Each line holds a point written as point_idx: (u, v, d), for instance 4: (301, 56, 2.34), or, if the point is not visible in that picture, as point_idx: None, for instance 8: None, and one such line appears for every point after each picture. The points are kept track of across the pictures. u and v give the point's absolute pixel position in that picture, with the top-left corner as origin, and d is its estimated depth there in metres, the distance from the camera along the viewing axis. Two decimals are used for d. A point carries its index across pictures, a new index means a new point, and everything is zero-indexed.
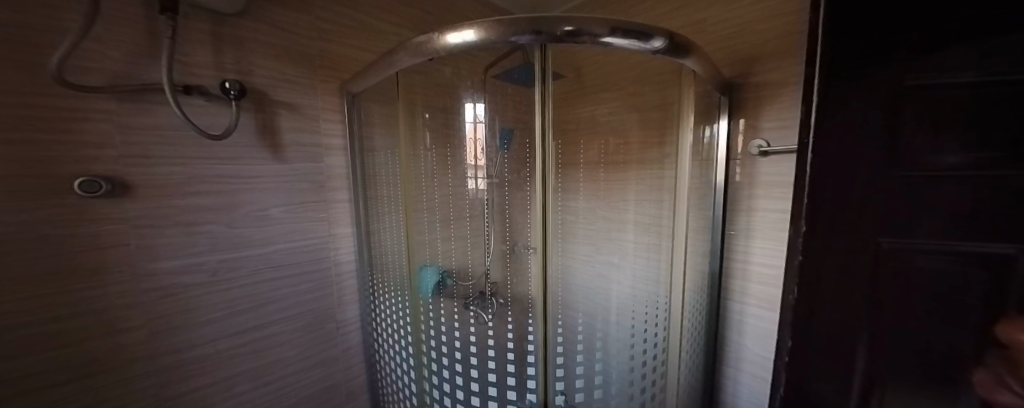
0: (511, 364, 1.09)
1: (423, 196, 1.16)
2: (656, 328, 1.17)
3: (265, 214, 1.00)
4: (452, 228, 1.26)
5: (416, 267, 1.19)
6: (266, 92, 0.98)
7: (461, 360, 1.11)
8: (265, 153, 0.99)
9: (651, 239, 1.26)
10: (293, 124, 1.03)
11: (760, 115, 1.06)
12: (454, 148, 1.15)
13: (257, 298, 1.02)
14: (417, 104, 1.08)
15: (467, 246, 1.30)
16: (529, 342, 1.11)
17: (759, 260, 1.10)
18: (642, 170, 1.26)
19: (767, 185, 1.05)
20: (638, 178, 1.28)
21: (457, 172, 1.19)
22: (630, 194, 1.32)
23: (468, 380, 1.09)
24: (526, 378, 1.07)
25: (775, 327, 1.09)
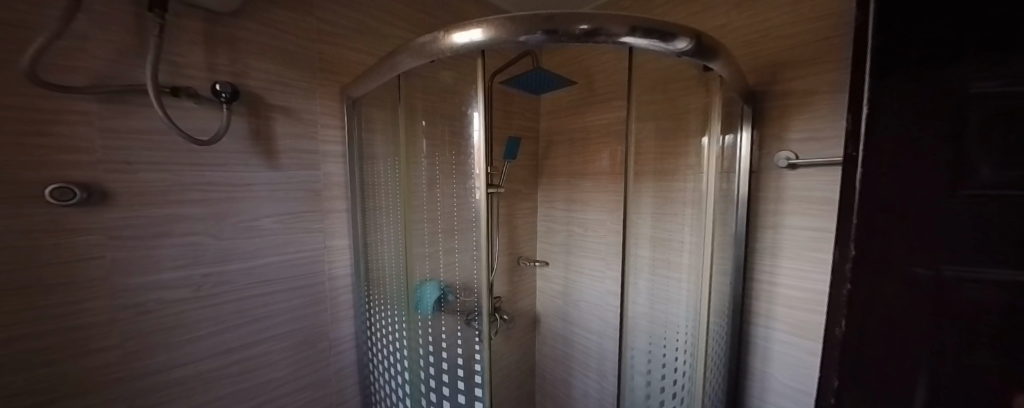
0: (461, 381, 0.98)
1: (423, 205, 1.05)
2: (683, 354, 1.08)
3: (255, 225, 0.94)
4: (451, 239, 1.05)
5: (416, 282, 1.09)
6: (262, 96, 0.92)
7: (436, 375, 1.02)
8: (257, 160, 0.93)
9: (680, 259, 1.13)
10: (290, 130, 0.98)
11: (787, 124, 0.98)
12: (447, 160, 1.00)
13: (244, 315, 0.95)
14: (416, 109, 0.99)
15: (455, 254, 1.06)
16: (477, 361, 0.97)
17: (788, 282, 1.01)
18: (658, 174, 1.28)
19: (795, 201, 0.97)
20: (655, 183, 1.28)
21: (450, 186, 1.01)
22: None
23: (440, 397, 1.00)
24: (475, 400, 0.95)
25: (812, 357, 0.99)
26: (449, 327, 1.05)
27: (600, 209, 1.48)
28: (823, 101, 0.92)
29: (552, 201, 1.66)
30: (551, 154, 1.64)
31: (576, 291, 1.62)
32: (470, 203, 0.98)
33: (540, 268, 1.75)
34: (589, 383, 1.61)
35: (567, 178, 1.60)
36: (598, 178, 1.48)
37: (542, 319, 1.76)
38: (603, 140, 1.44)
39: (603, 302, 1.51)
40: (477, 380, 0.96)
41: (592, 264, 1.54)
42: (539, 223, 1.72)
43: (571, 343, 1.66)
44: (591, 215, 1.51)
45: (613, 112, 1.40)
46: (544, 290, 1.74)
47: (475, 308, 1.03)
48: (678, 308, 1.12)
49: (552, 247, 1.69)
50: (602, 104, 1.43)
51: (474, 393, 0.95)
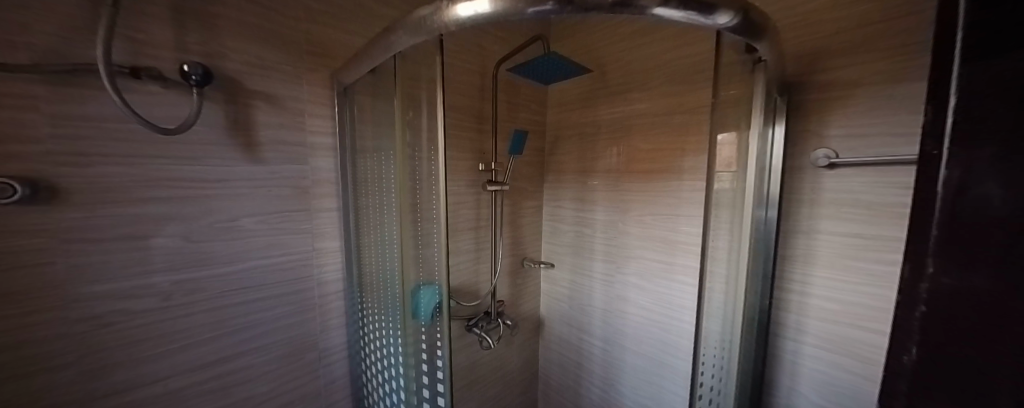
0: (426, 377, 0.83)
1: (415, 201, 0.83)
2: (713, 374, 0.86)
3: (234, 225, 0.84)
4: (418, 236, 0.85)
5: (391, 283, 0.92)
6: (241, 81, 0.82)
7: (410, 368, 0.88)
8: (236, 153, 0.82)
9: (716, 264, 0.83)
10: (273, 119, 0.87)
11: (826, 119, 0.88)
12: (421, 163, 0.79)
13: (221, 325, 0.85)
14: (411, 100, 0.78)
15: (427, 246, 0.82)
16: (438, 357, 0.79)
17: (823, 294, 0.92)
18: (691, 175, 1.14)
19: (833, 204, 0.88)
20: (683, 182, 1.16)
21: (424, 190, 0.80)
22: (669, 198, 1.20)
23: (410, 391, 0.88)
24: (437, 397, 0.79)
25: (867, 367, 0.87)
26: (433, 331, 0.79)
27: (610, 209, 1.39)
28: (873, 92, 0.81)
29: (559, 199, 1.57)
30: (558, 151, 1.56)
31: (583, 295, 1.53)
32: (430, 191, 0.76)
33: (545, 271, 1.66)
34: (597, 393, 1.52)
35: (577, 175, 1.50)
36: (608, 176, 1.39)
37: (546, 323, 1.69)
38: (614, 138, 1.35)
39: (614, 309, 1.42)
40: (438, 377, 0.79)
41: (602, 266, 1.44)
42: (544, 222, 1.63)
43: (577, 349, 1.58)
44: (601, 215, 1.42)
45: (627, 107, 1.30)
46: (550, 293, 1.65)
47: (432, 282, 0.81)
48: (712, 326, 0.84)
49: (558, 248, 1.59)
50: (614, 97, 1.34)
51: (437, 388, 0.79)
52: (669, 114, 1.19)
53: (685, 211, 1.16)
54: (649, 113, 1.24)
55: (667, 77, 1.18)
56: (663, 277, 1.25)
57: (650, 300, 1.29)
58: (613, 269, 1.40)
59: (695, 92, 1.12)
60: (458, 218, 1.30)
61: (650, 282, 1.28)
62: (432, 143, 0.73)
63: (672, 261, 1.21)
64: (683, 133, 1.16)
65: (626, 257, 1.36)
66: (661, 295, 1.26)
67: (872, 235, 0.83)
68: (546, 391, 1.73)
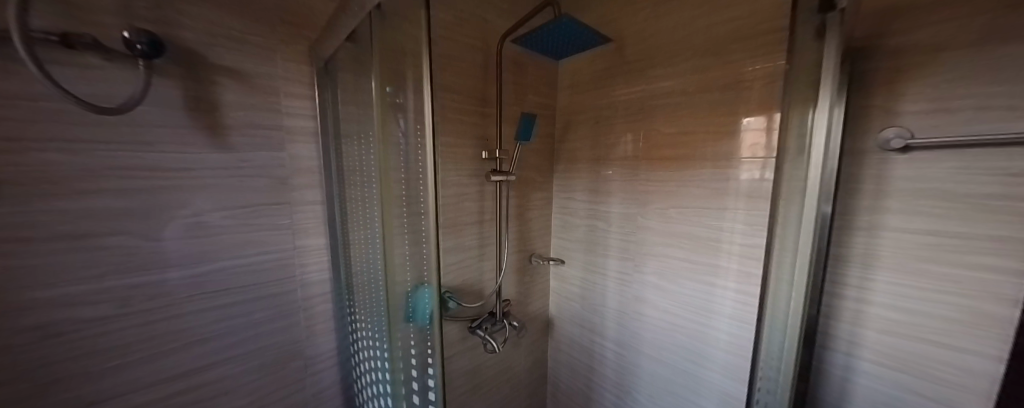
0: (417, 396, 0.70)
1: (401, 193, 0.69)
2: (766, 397, 0.71)
3: (200, 221, 0.73)
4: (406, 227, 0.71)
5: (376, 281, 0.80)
6: (201, 53, 0.71)
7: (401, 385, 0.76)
8: (200, 138, 0.72)
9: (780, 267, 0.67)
10: (244, 99, 0.76)
11: (900, 92, 0.72)
12: (405, 150, 0.65)
13: (188, 333, 0.76)
14: (390, 73, 0.64)
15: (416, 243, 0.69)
16: (430, 375, 0.66)
17: (885, 301, 0.78)
18: (726, 161, 1.00)
19: (904, 197, 0.73)
20: (716, 170, 1.02)
21: (411, 183, 0.65)
22: (698, 188, 1.06)
23: None
24: None
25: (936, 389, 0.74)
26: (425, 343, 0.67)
27: (627, 201, 1.25)
28: (957, 57, 0.66)
29: (571, 190, 1.44)
30: (569, 137, 1.42)
31: (597, 295, 1.40)
32: (417, 180, 0.62)
33: (555, 267, 1.54)
34: (612, 401, 1.40)
35: (591, 164, 1.36)
36: (625, 164, 1.25)
37: (556, 323, 1.58)
38: (631, 121, 1.21)
39: (629, 311, 1.29)
40: (431, 398, 0.66)
41: (616, 264, 1.32)
42: (554, 216, 1.51)
43: (589, 352, 1.46)
44: (616, 208, 1.29)
45: (647, 86, 1.16)
46: (560, 292, 1.53)
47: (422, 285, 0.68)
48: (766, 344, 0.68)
49: (570, 243, 1.46)
50: (633, 76, 1.19)
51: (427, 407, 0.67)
52: (698, 92, 1.04)
53: (734, 205, 0.99)
54: (674, 91, 1.10)
55: (696, 48, 1.03)
56: (687, 277, 1.12)
57: (671, 302, 1.17)
58: (629, 267, 1.28)
59: (730, 66, 0.97)
60: (460, 212, 1.19)
61: (672, 283, 1.16)
62: (419, 122, 0.59)
63: (700, 261, 1.08)
64: (713, 114, 1.01)
65: (644, 254, 1.23)
66: (684, 298, 1.13)
67: (951, 233, 0.69)
68: (556, 394, 1.63)
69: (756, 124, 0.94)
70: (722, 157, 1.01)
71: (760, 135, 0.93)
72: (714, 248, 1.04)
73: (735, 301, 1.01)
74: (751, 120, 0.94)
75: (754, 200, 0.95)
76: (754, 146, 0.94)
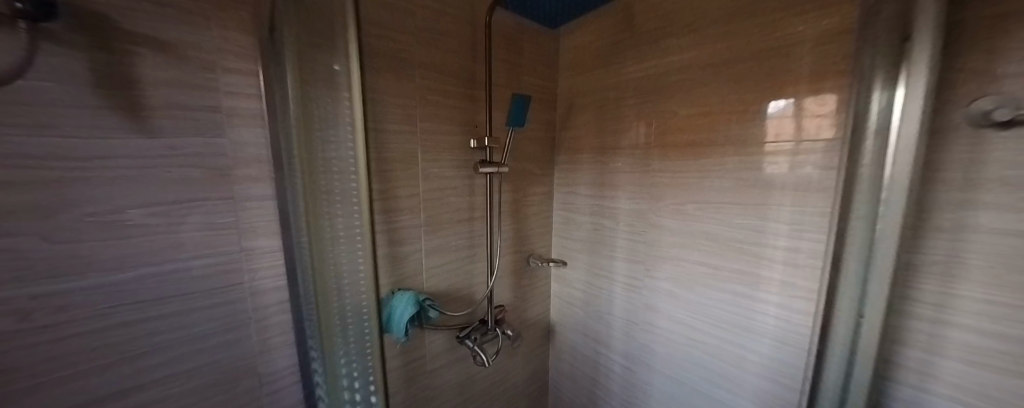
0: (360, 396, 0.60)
1: (325, 167, 0.59)
2: None
3: (119, 220, 0.62)
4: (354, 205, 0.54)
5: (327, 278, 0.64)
6: (113, 18, 0.59)
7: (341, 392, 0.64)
8: (114, 121, 0.60)
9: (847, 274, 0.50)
10: (169, 74, 0.64)
11: (1005, 48, 0.54)
12: (334, 120, 0.55)
13: (112, 351, 0.64)
14: (314, 33, 0.55)
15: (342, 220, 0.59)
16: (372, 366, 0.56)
17: (986, 325, 0.59)
18: (759, 147, 0.83)
19: (1013, 188, 0.54)
20: (742, 159, 0.86)
21: (337, 152, 0.56)
22: (720, 180, 0.90)
23: None
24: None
25: None
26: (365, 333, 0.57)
27: (636, 195, 1.10)
28: None
29: (574, 184, 1.28)
30: (572, 123, 1.26)
31: (604, 302, 1.24)
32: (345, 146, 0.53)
33: (556, 269, 1.39)
34: None
35: (595, 154, 1.20)
36: (633, 153, 1.09)
37: (557, 330, 1.43)
38: (641, 102, 1.05)
39: (638, 321, 1.14)
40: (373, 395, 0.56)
41: (624, 268, 1.16)
42: (555, 211, 1.36)
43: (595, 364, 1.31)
44: (624, 204, 1.13)
45: (661, 59, 0.99)
46: (562, 297, 1.39)
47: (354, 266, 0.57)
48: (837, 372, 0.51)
49: (572, 243, 1.32)
50: (644, 48, 1.03)
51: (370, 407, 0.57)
52: (725, 63, 0.87)
53: (778, 201, 0.80)
54: (695, 64, 0.92)
55: (724, 11, 0.86)
56: (709, 285, 0.95)
57: (689, 313, 1.01)
58: (639, 271, 1.12)
59: (768, 28, 0.80)
60: (445, 208, 1.04)
61: (690, 291, 1.00)
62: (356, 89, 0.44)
63: (726, 267, 0.91)
64: (744, 89, 0.84)
65: (656, 257, 1.07)
66: (702, 307, 0.98)
67: None
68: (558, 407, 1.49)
69: (785, 109, 0.78)
70: (745, 145, 0.85)
71: (789, 122, 0.77)
72: (754, 254, 0.86)
73: (777, 320, 0.84)
74: (779, 104, 0.79)
75: (800, 193, 0.77)
76: (779, 132, 0.79)
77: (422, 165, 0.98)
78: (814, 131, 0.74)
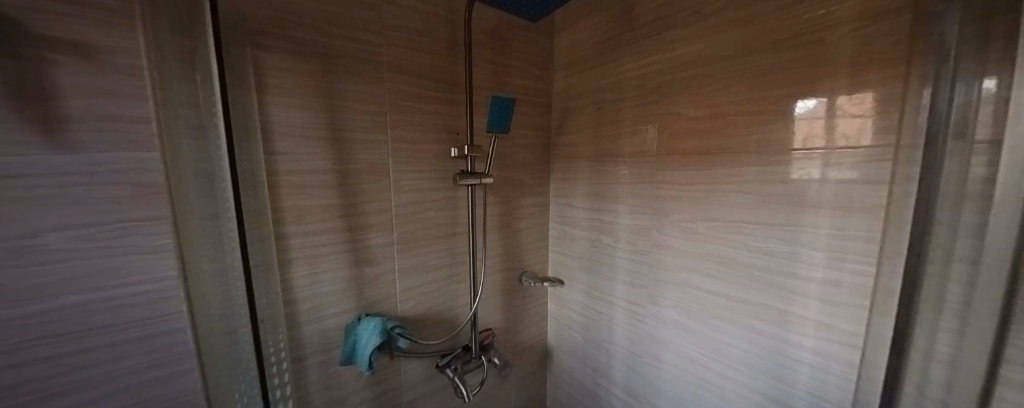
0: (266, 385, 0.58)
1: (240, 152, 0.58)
2: None
3: (34, 245, 0.56)
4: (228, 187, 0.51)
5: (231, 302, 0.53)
6: (26, 22, 0.53)
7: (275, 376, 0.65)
8: (28, 136, 0.54)
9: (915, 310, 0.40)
10: (93, 83, 0.58)
11: None
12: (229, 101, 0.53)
13: (24, 391, 0.58)
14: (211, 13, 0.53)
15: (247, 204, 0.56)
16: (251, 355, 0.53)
17: None
18: (785, 154, 0.68)
19: None
20: (762, 169, 0.71)
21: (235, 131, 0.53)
22: (736, 195, 0.75)
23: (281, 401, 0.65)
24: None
25: None
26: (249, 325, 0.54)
27: (637, 209, 0.96)
28: None
29: (570, 196, 1.16)
30: (568, 128, 1.14)
31: (603, 327, 1.11)
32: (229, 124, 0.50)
33: (553, 288, 1.27)
34: None
35: (593, 162, 1.08)
36: (637, 161, 0.95)
37: (555, 355, 1.31)
38: (643, 104, 0.92)
39: (642, 353, 1.00)
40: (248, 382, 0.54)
41: (625, 291, 1.03)
42: (551, 225, 1.24)
43: (595, 397, 1.17)
44: (624, 219, 1.00)
45: (664, 53, 0.86)
46: (559, 319, 1.27)
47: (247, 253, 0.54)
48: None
49: (569, 260, 1.19)
50: (645, 42, 0.90)
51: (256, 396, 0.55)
52: (741, 55, 0.73)
53: (814, 222, 0.65)
54: (704, 57, 0.79)
55: None
56: (723, 318, 0.81)
57: (700, 350, 0.87)
58: (642, 297, 0.98)
59: (792, 10, 0.65)
60: (422, 223, 0.95)
61: (701, 324, 0.86)
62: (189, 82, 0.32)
63: (745, 299, 0.77)
64: (765, 86, 0.70)
65: (660, 280, 0.93)
66: (715, 343, 0.83)
67: None
68: None
69: (818, 109, 0.63)
70: (768, 152, 0.70)
71: (821, 125, 0.62)
72: (786, 287, 0.70)
73: (812, 369, 0.68)
74: (810, 103, 0.64)
75: (842, 214, 0.61)
76: (810, 137, 0.64)
77: (394, 177, 0.89)
78: (853, 136, 0.59)
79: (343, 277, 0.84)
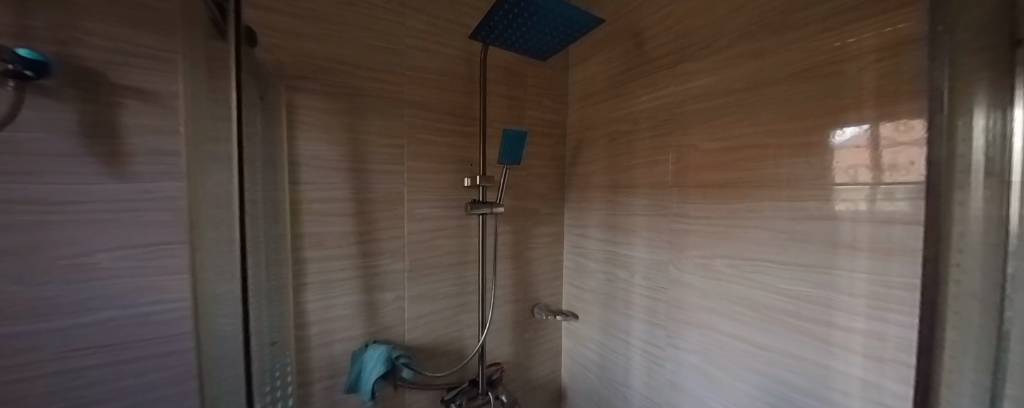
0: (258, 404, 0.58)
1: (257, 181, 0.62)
2: None
3: (84, 263, 0.63)
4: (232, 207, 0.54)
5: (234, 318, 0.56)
6: (105, 73, 0.63)
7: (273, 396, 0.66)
8: (93, 167, 0.62)
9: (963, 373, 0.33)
10: (150, 122, 0.66)
11: None
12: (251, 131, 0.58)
13: (56, 399, 0.62)
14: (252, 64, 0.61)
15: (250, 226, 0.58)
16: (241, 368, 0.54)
17: None
18: (812, 187, 0.63)
19: None
20: (787, 204, 0.66)
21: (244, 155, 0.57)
22: (759, 231, 0.70)
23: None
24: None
25: None
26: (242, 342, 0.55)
27: (653, 242, 0.92)
28: None
29: (585, 227, 1.14)
30: (583, 158, 1.15)
31: (619, 367, 1.04)
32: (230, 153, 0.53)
33: (567, 322, 1.23)
34: None
35: (607, 192, 1.06)
36: (652, 192, 0.92)
37: (569, 394, 1.24)
38: (656, 135, 0.91)
39: (662, 400, 0.92)
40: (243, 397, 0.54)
41: (642, 329, 0.97)
42: (566, 256, 1.22)
43: None
44: (640, 252, 0.96)
45: (676, 86, 0.86)
46: (574, 355, 1.21)
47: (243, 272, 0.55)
48: None
49: (583, 293, 1.16)
50: (657, 76, 0.91)
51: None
52: (755, 86, 0.71)
53: (850, 264, 0.59)
54: (717, 89, 0.77)
55: (749, 27, 0.72)
56: (749, 366, 0.74)
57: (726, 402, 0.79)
58: (660, 338, 0.92)
59: (806, 42, 0.64)
60: (434, 251, 0.97)
61: (726, 373, 0.78)
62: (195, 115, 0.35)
63: (773, 347, 0.70)
64: (784, 117, 0.66)
65: (679, 320, 0.87)
66: (741, 395, 0.75)
67: None
68: None
69: (862, 139, 0.57)
70: (795, 185, 0.65)
71: (865, 156, 0.56)
72: (819, 336, 0.63)
73: None
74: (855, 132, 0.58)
75: (880, 256, 0.55)
76: (855, 168, 0.57)
77: (408, 206, 0.92)
78: (886, 171, 0.54)
79: (354, 302, 0.86)
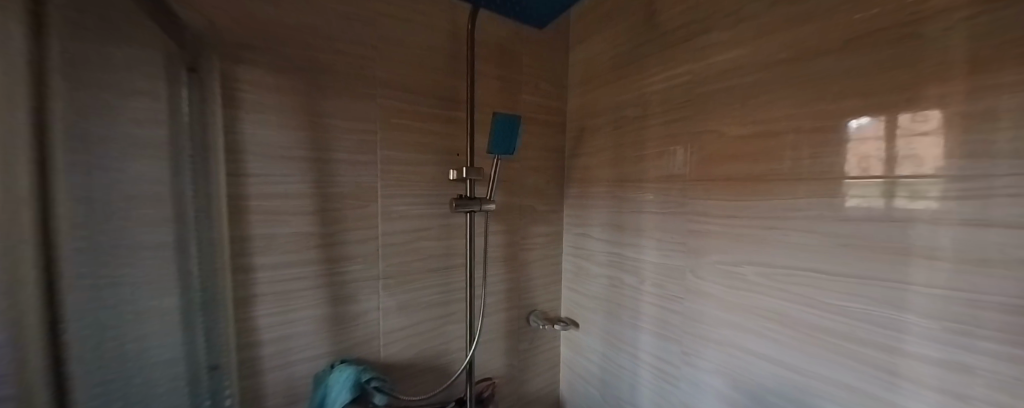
0: None
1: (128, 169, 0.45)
2: None
3: None
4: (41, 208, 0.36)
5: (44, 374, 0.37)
6: None
7: None
8: None
9: None
10: None
11: None
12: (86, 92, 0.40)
13: None
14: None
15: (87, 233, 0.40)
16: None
17: None
18: (874, 180, 0.50)
19: None
20: (838, 202, 0.53)
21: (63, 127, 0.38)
22: (802, 234, 0.58)
23: None
24: None
25: None
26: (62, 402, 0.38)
27: (666, 245, 0.80)
28: None
29: (587, 226, 1.02)
30: (585, 149, 1.02)
31: (625, 384, 0.92)
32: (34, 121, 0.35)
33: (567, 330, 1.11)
34: None
35: (612, 187, 0.93)
36: (665, 187, 0.80)
37: None
38: (670, 121, 0.78)
39: None
40: None
41: (652, 343, 0.85)
42: (565, 257, 1.10)
43: None
44: (650, 256, 0.83)
45: (696, 62, 0.73)
46: (573, 367, 1.09)
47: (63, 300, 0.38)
48: None
49: (585, 299, 1.04)
50: (672, 51, 0.77)
51: None
52: (797, 58, 0.58)
53: (925, 279, 0.46)
54: (747, 64, 0.64)
55: None
56: (783, 394, 0.62)
57: None
58: (674, 355, 0.80)
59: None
60: (413, 254, 0.84)
61: (753, 399, 0.66)
62: None
63: (816, 374, 0.57)
64: (834, 95, 0.54)
65: (696, 335, 0.75)
66: None
67: None
68: None
69: (874, 130, 0.50)
70: (848, 179, 0.52)
71: (880, 148, 0.49)
72: (880, 366, 0.51)
73: None
74: (864, 123, 0.51)
75: (970, 270, 0.43)
76: (908, 158, 0.47)
77: (381, 203, 0.79)
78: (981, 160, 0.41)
79: (318, 316, 0.73)
